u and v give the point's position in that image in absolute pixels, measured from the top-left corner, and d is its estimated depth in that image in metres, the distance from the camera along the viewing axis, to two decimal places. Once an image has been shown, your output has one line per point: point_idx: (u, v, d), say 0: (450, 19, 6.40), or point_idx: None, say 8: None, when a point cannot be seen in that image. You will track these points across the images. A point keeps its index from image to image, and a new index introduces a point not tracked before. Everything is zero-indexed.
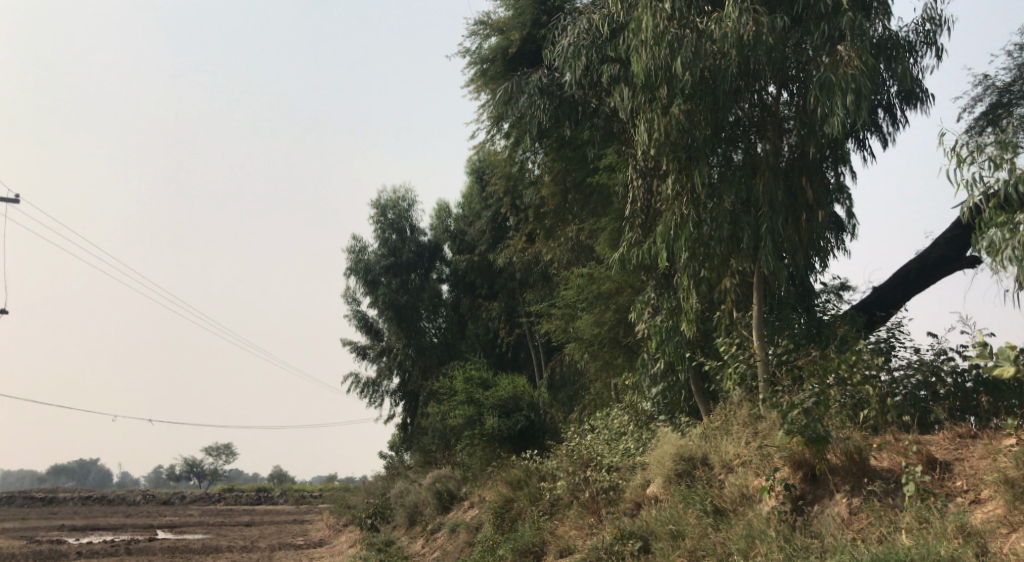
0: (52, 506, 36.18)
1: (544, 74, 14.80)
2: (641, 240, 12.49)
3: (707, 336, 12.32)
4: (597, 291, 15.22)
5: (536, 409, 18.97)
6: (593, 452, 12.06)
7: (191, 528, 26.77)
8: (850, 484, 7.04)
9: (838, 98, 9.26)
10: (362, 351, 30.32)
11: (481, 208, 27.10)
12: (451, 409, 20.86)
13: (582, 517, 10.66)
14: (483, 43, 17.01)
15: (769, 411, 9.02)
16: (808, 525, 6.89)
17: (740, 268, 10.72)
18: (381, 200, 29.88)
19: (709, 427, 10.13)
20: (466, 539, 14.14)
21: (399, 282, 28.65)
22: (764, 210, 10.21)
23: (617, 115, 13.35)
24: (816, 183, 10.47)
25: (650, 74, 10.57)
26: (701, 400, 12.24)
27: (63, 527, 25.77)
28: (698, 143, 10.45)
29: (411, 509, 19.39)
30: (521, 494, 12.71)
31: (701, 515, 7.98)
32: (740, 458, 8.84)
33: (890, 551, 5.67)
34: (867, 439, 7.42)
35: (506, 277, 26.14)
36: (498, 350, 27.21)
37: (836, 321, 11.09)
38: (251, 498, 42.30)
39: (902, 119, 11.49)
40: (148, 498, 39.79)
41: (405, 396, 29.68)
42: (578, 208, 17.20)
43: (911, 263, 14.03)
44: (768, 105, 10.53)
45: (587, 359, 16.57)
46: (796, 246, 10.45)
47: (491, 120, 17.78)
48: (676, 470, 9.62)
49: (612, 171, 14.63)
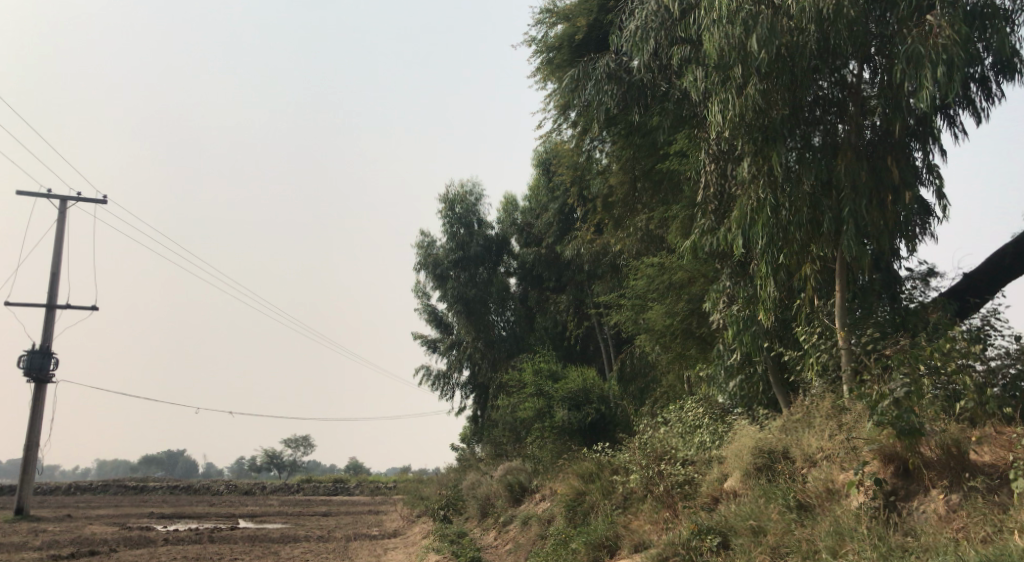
0: (142, 493, 37.73)
1: (611, 60, 14.46)
2: (715, 226, 12.10)
3: (786, 326, 11.87)
4: (668, 281, 14.85)
5: (607, 402, 18.71)
6: (667, 445, 11.76)
7: (271, 517, 27.51)
8: (948, 479, 6.61)
9: (928, 71, 8.72)
10: (432, 344, 30.59)
11: (548, 200, 26.92)
12: (520, 402, 20.78)
13: (657, 512, 10.41)
14: (549, 31, 16.80)
15: (854, 402, 8.61)
16: (902, 523, 6.50)
17: (821, 253, 10.25)
18: (449, 194, 29.98)
19: (790, 420, 9.73)
20: (538, 531, 14.04)
21: (467, 276, 28.71)
22: (847, 192, 9.75)
23: (689, 99, 12.95)
24: (903, 163, 9.91)
25: (723, 53, 10.25)
26: (780, 392, 11.80)
27: (152, 515, 26.83)
28: (775, 124, 10.02)
29: (483, 501, 19.41)
30: (594, 487, 12.52)
31: (784, 511, 7.65)
32: (824, 452, 8.45)
33: (1002, 554, 5.26)
34: (965, 431, 6.97)
35: (574, 270, 25.90)
36: (567, 343, 26.99)
37: (925, 309, 10.51)
38: (329, 488, 43.32)
39: (998, 93, 10.76)
40: (231, 487, 41.10)
41: (475, 389, 29.80)
42: (648, 196, 16.83)
43: (1006, 247, 13.21)
44: (850, 83, 10.01)
45: (659, 351, 16.22)
46: (881, 229, 9.92)
47: (557, 110, 17.55)
48: (756, 464, 9.26)
49: (683, 157, 14.24)
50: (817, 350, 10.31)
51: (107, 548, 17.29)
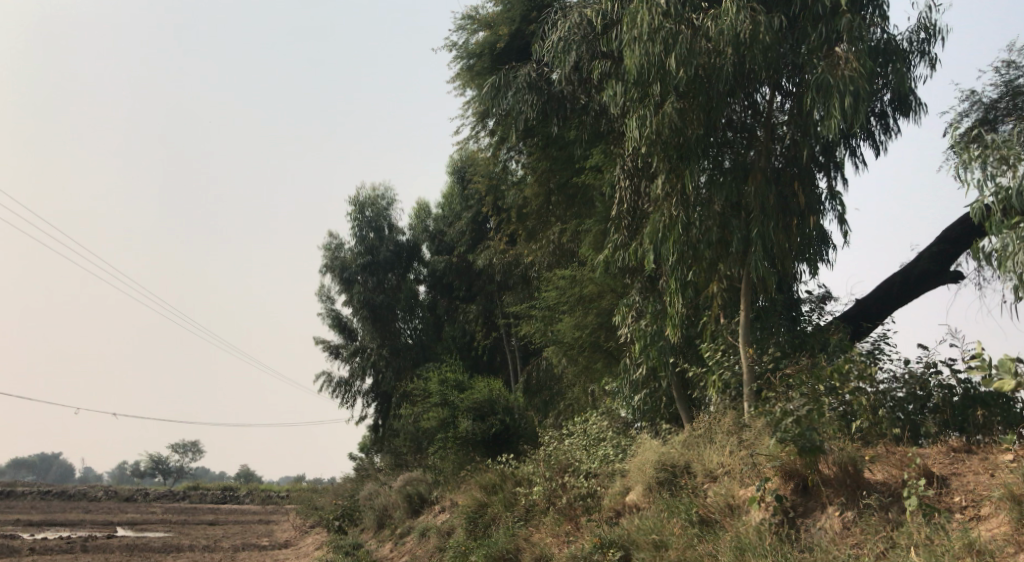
0: (10, 499, 35.13)
1: (533, 69, 14.45)
2: (627, 241, 12.18)
3: (690, 342, 12.06)
4: (579, 294, 14.89)
5: (511, 414, 18.57)
6: (571, 458, 11.73)
7: (153, 525, 26.02)
8: (845, 496, 6.76)
9: (836, 100, 9.03)
10: (335, 350, 29.79)
11: (461, 209, 26.79)
12: (424, 411, 20.45)
13: (559, 524, 10.33)
14: (470, 38, 16.70)
15: (755, 418, 8.78)
16: (800, 539, 6.60)
17: (728, 272, 10.45)
18: (360, 197, 29.38)
19: (693, 435, 9.85)
20: (436, 544, 13.75)
21: (375, 281, 28.20)
22: (755, 213, 9.98)
23: (607, 113, 13.06)
24: (809, 188, 10.23)
25: (643, 70, 10.34)
26: (683, 407, 11.97)
27: (19, 522, 24.90)
28: (690, 143, 10.17)
29: (380, 511, 18.93)
30: (495, 499, 12.35)
31: (686, 525, 7.68)
32: (725, 468, 8.57)
33: None
34: (861, 449, 7.17)
35: (485, 280, 25.82)
36: (474, 354, 26.82)
37: (822, 330, 10.88)
38: (217, 496, 41.55)
39: (895, 128, 11.28)
40: (111, 493, 38.80)
41: (377, 397, 29.15)
42: (562, 210, 16.90)
43: (894, 276, 13.92)
44: (761, 110, 10.28)
45: (566, 363, 16.25)
46: (786, 251, 10.20)
47: (475, 117, 17.45)
48: (658, 477, 9.31)
49: (599, 172, 14.36)
50: (721, 367, 10.50)
51: None
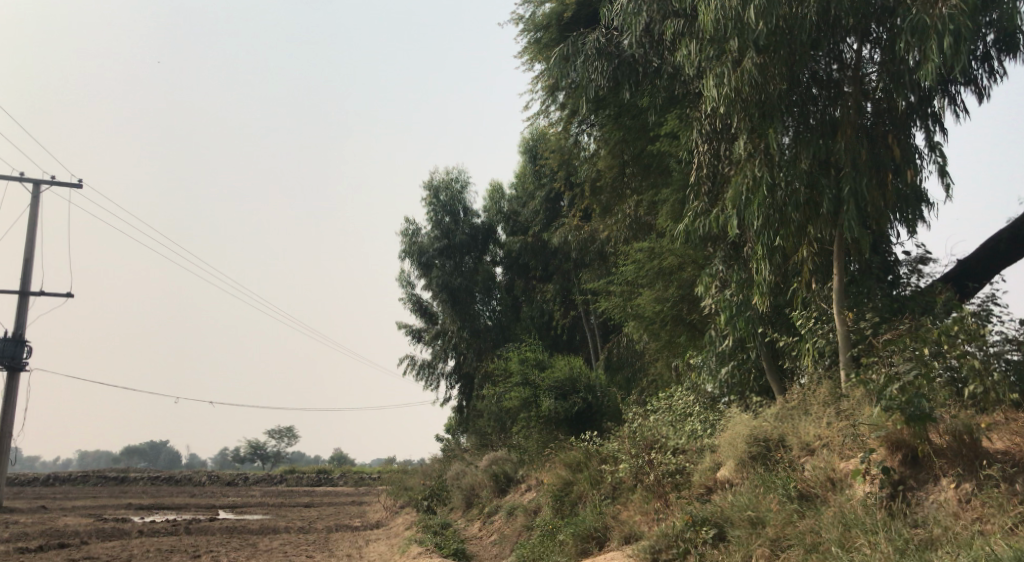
0: (122, 485, 37.10)
1: (601, 35, 14.02)
2: (708, 208, 11.66)
3: (779, 311, 11.53)
4: (659, 266, 14.43)
5: (593, 392, 18.29)
6: (657, 434, 11.39)
7: (252, 508, 26.93)
8: (961, 467, 6.23)
9: (934, 41, 8.30)
10: (417, 334, 30.09)
11: (534, 188, 26.57)
12: (506, 391, 20.40)
13: (647, 502, 10.03)
14: (537, 10, 16.32)
15: (854, 388, 8.27)
16: (913, 513, 6.13)
17: (819, 235, 9.87)
18: (434, 181, 29.45)
19: (786, 407, 9.38)
20: (524, 522, 13.66)
21: (453, 264, 28.26)
22: (846, 170, 9.36)
23: (681, 76, 12.53)
24: (905, 140, 9.52)
25: (719, 25, 9.81)
26: (774, 379, 11.47)
27: (129, 505, 26.14)
28: (773, 99, 9.59)
29: (467, 491, 19.02)
30: (581, 477, 12.13)
31: (784, 501, 7.28)
32: (823, 440, 8.10)
33: None
34: (977, 417, 6.60)
35: (561, 258, 25.56)
36: (554, 333, 26.70)
37: (923, 292, 10.18)
38: (312, 479, 42.85)
39: (999, 71, 10.40)
40: (213, 478, 40.53)
41: (460, 379, 29.32)
42: (637, 181, 16.44)
43: (1000, 233, 12.96)
44: (849, 61, 9.61)
45: (647, 338, 15.87)
46: (881, 210, 9.54)
47: (545, 91, 17.10)
48: (751, 452, 8.90)
49: (674, 138, 13.85)
50: (814, 336, 10.02)
51: (79, 539, 16.74)
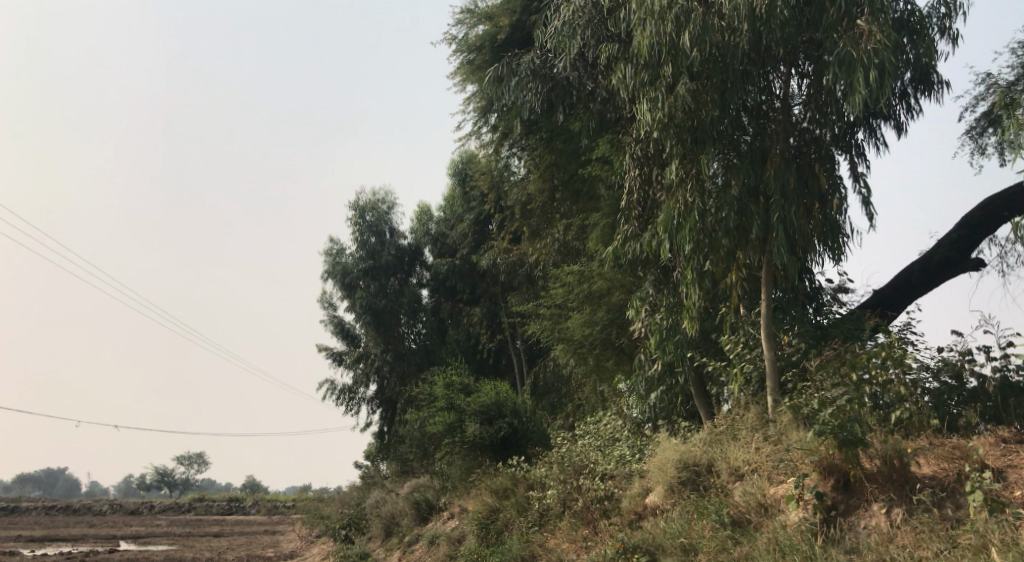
0: (13, 515, 34.62)
1: (536, 56, 14.00)
2: (639, 232, 11.67)
3: (706, 335, 11.60)
4: (589, 290, 14.37)
5: (519, 416, 18.05)
6: (585, 459, 11.22)
7: (157, 539, 25.46)
8: (891, 492, 6.27)
9: (860, 74, 8.48)
10: (338, 356, 29.29)
11: (463, 210, 26.42)
12: (430, 416, 19.97)
13: (576, 529, 9.82)
14: (470, 31, 16.24)
15: (781, 413, 8.29)
16: (846, 539, 6.10)
17: (747, 260, 9.96)
18: (360, 201, 28.91)
19: (715, 432, 9.37)
20: (447, 551, 13.25)
21: (378, 286, 27.69)
22: (775, 197, 9.48)
23: (614, 101, 12.59)
24: (830, 170, 9.71)
25: (654, 50, 9.86)
26: (702, 404, 11.50)
27: (20, 538, 24.33)
28: (705, 125, 9.66)
29: (387, 519, 18.42)
30: (508, 504, 11.83)
31: (717, 527, 7.18)
32: (752, 465, 8.07)
33: None
34: (905, 441, 6.67)
35: (489, 282, 25.40)
36: (479, 357, 26.44)
37: (845, 319, 10.37)
38: (223, 507, 41.01)
39: (915, 108, 10.79)
40: (115, 507, 38.31)
41: (382, 403, 28.63)
42: (567, 205, 16.44)
43: (914, 264, 13.43)
44: (778, 91, 9.79)
45: (574, 363, 15.78)
46: (808, 238, 9.69)
47: (477, 113, 16.98)
48: (681, 478, 8.82)
49: (605, 163, 13.90)
50: (743, 361, 10.09)
51: None
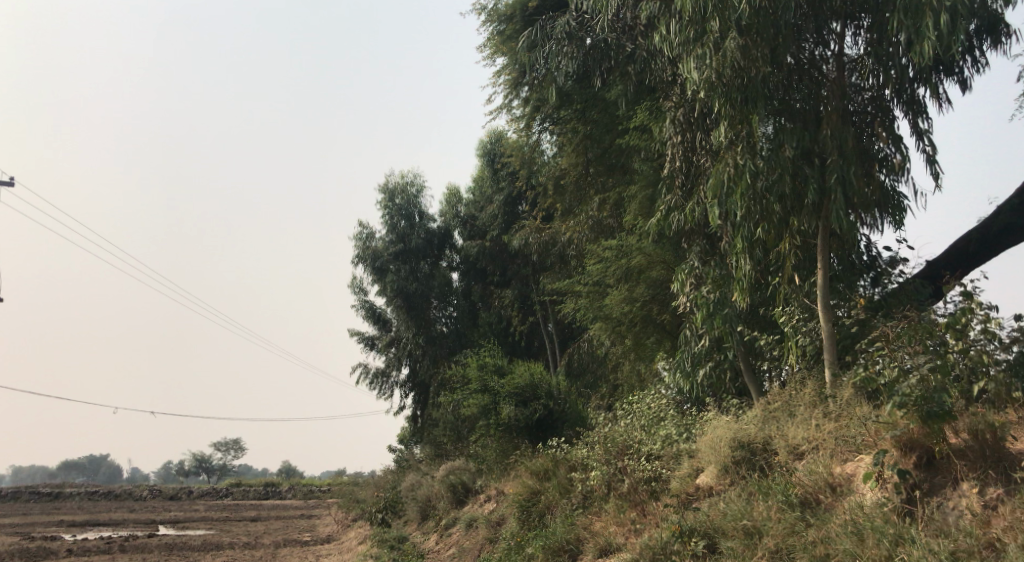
0: (55, 502, 35.13)
1: (572, 17, 13.42)
2: (682, 203, 11.09)
3: (756, 309, 11.04)
4: (627, 266, 13.81)
5: (554, 398, 17.60)
6: (630, 439, 10.75)
7: (195, 524, 25.52)
8: (983, 469, 5.78)
9: (930, 19, 7.82)
10: (370, 341, 29.06)
11: (492, 191, 25.98)
12: (464, 398, 19.62)
13: (623, 512, 9.37)
14: (499, 1, 15.71)
15: (843, 387, 7.74)
16: (933, 521, 5.63)
17: (802, 227, 9.36)
18: (389, 184, 28.55)
19: (769, 409, 8.86)
20: (486, 535, 12.87)
21: (408, 270, 27.14)
22: (833, 158, 8.84)
23: (654, 65, 11.99)
24: (890, 128, 9.03)
25: (699, 4, 9.25)
26: (752, 381, 10.89)
27: (62, 523, 24.47)
28: (756, 82, 9.05)
29: (422, 503, 18.12)
30: (549, 486, 11.41)
31: (783, 509, 6.67)
32: (813, 443, 7.53)
33: None
34: (994, 415, 6.18)
35: (520, 263, 24.96)
36: (512, 339, 26.07)
37: (906, 289, 9.73)
38: (259, 492, 41.21)
39: (982, 62, 10.02)
40: (155, 493, 38.63)
41: (414, 387, 28.36)
42: (602, 180, 15.87)
43: (971, 233, 12.70)
44: (831, 48, 9.17)
45: (612, 341, 15.30)
46: (869, 202, 9.03)
47: (508, 86, 16.44)
48: (735, 457, 8.31)
49: (644, 132, 13.32)
50: (797, 334, 9.55)
51: None
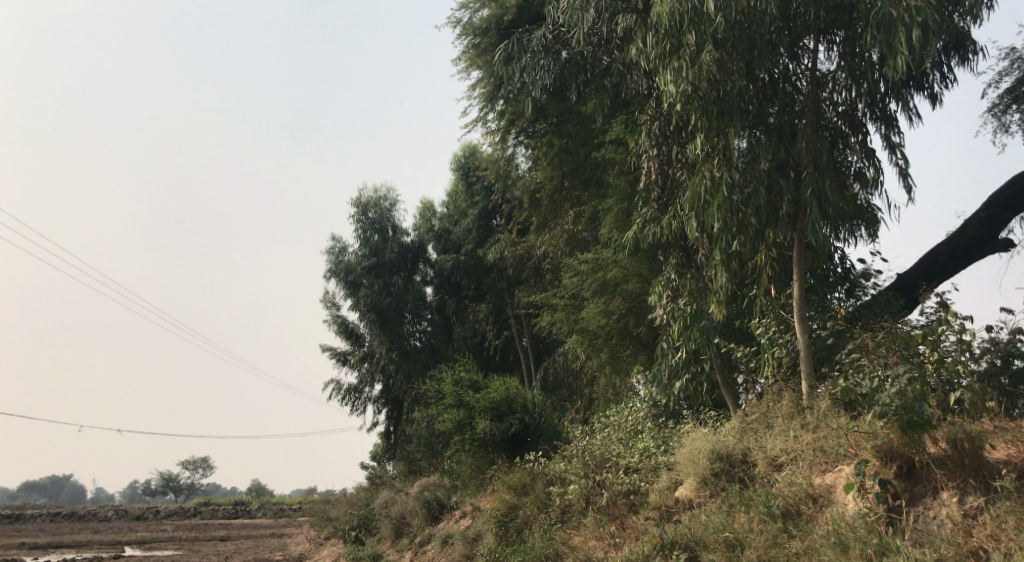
0: (17, 523, 34.20)
1: (547, 31, 13.47)
2: (658, 215, 11.12)
3: (732, 322, 11.07)
4: (603, 279, 13.79)
5: (530, 412, 17.50)
6: (608, 452, 10.69)
7: (162, 544, 24.96)
8: (963, 478, 5.81)
9: (902, 34, 7.93)
10: (342, 356, 28.75)
11: (466, 206, 25.94)
12: (439, 413, 19.46)
13: (602, 526, 9.28)
14: (474, 15, 15.74)
15: (820, 398, 7.76)
16: (916, 531, 5.64)
17: (778, 239, 9.41)
18: (362, 198, 28.37)
19: (746, 421, 8.85)
20: (463, 551, 12.71)
21: (381, 284, 27.04)
22: (808, 171, 8.91)
23: (629, 78, 12.05)
24: (863, 142, 9.13)
25: (675, 18, 9.31)
26: (729, 393, 10.91)
27: (24, 545, 23.80)
28: (732, 96, 9.12)
29: (396, 520, 17.86)
30: (527, 500, 11.30)
31: (766, 520, 6.66)
32: (791, 454, 7.53)
33: None
34: (972, 425, 6.23)
35: (495, 277, 24.89)
36: (486, 353, 25.93)
37: (880, 300, 9.82)
38: (229, 511, 40.45)
39: (950, 78, 10.20)
40: (121, 513, 37.75)
41: (388, 403, 28.08)
42: (577, 194, 15.89)
43: (940, 247, 12.89)
44: (805, 63, 9.27)
45: (588, 354, 15.26)
46: (843, 215, 9.10)
47: (483, 99, 16.44)
48: (714, 469, 8.29)
49: (620, 145, 13.37)
50: (774, 346, 9.58)
51: None
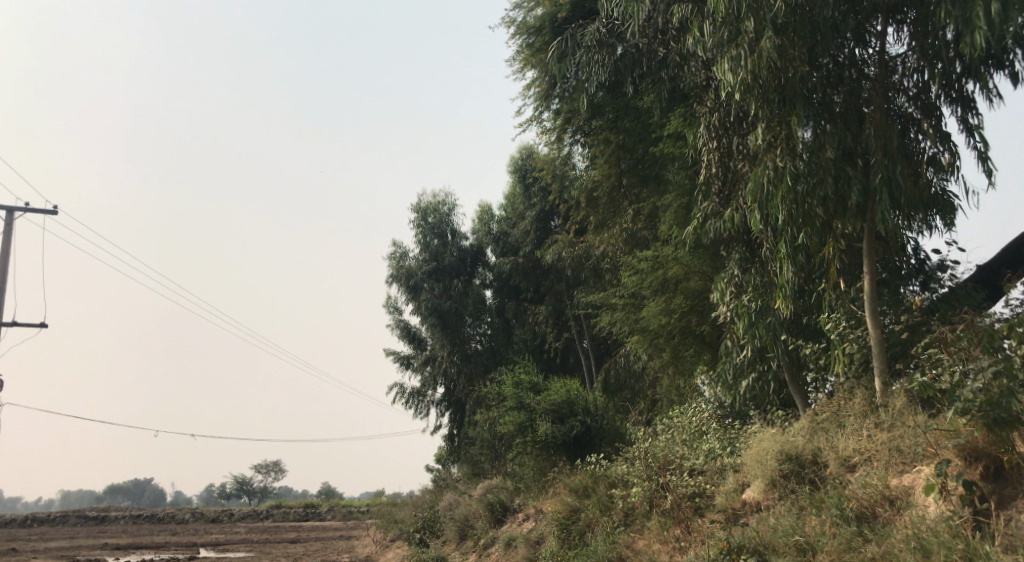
0: (101, 525, 35.51)
1: (601, 26, 13.26)
2: (719, 209, 10.79)
3: (801, 318, 10.66)
4: (663, 277, 13.49)
5: (591, 414, 17.27)
6: (672, 454, 10.40)
7: (234, 546, 25.53)
8: None
9: (979, 8, 7.49)
10: (405, 360, 28.96)
11: (524, 208, 25.87)
12: (500, 416, 19.38)
13: (667, 529, 9.01)
14: (528, 14, 15.62)
15: (896, 396, 7.36)
16: (1006, 534, 5.30)
17: (847, 230, 9.01)
18: (421, 203, 28.55)
19: (816, 420, 8.49)
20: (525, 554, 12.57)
21: (441, 288, 27.35)
22: (877, 158, 8.50)
23: (686, 70, 11.76)
24: (938, 125, 8.66)
25: (732, 4, 8.99)
26: (798, 393, 10.51)
27: (105, 546, 24.66)
28: (794, 82, 8.79)
29: (460, 523, 17.82)
30: (589, 503, 11.10)
31: (839, 523, 6.36)
32: (865, 454, 7.18)
33: None
34: None
35: (554, 279, 24.71)
36: (547, 355, 25.73)
37: (958, 292, 9.30)
38: (298, 514, 41.20)
39: None
40: (197, 515, 38.84)
41: (450, 406, 28.19)
42: (636, 191, 15.63)
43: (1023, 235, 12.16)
44: (872, 45, 8.87)
45: (650, 355, 14.94)
46: (916, 202, 8.66)
47: (537, 98, 16.31)
48: (783, 470, 7.96)
49: (679, 140, 13.07)
50: (844, 342, 9.18)
51: None
